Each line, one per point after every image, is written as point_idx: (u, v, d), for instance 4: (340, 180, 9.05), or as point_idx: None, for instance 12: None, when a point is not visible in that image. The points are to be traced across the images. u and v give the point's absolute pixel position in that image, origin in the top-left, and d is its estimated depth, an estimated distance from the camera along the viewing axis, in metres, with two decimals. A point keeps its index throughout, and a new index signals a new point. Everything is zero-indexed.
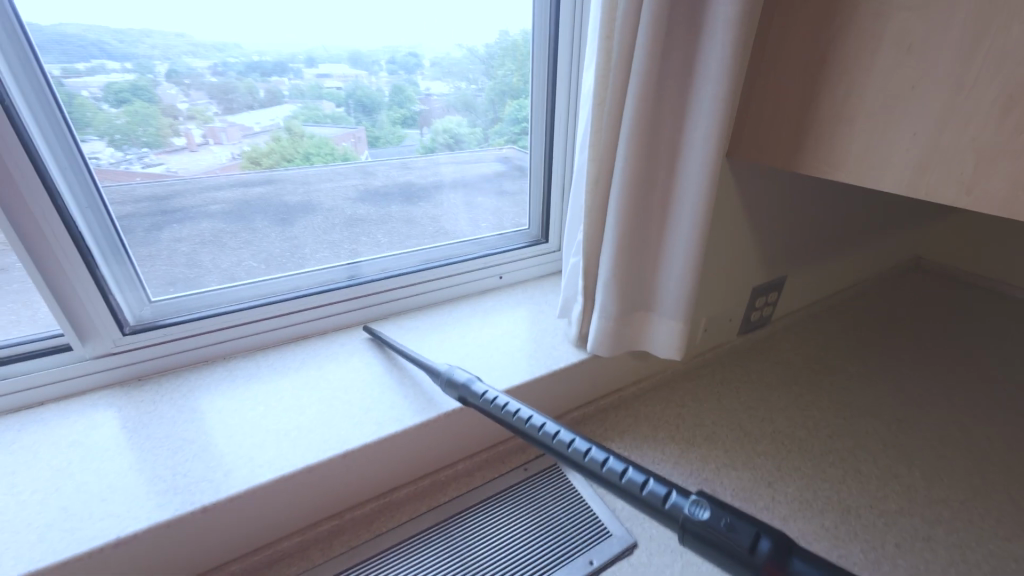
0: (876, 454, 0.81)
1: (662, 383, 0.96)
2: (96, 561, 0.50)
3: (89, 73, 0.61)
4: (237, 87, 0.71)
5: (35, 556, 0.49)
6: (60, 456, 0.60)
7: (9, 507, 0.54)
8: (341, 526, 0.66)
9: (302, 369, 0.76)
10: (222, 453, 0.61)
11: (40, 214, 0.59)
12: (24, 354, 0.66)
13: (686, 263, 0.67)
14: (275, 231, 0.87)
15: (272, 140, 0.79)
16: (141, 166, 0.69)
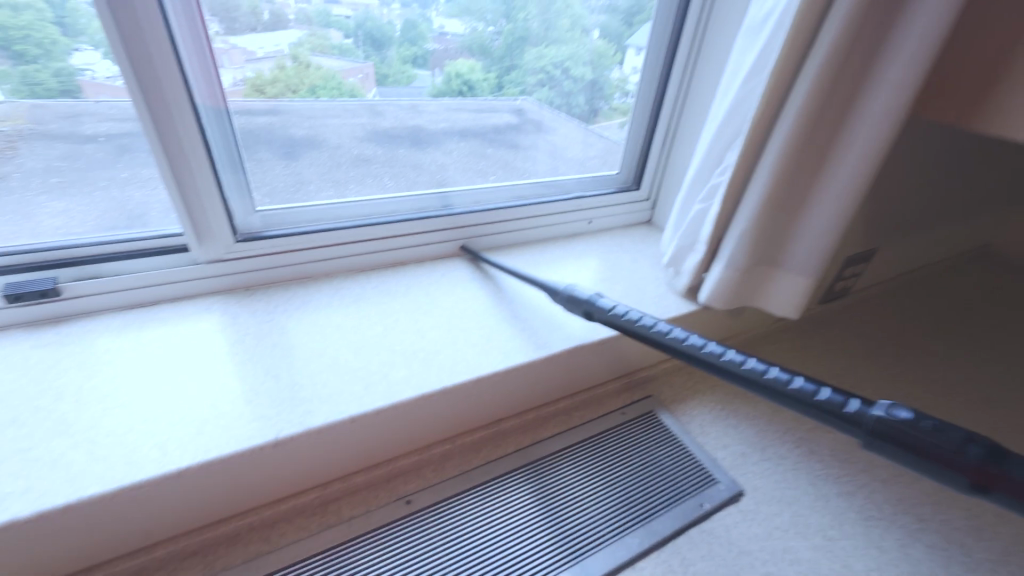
0: (965, 429, 0.82)
1: (746, 343, 0.95)
2: (252, 459, 0.50)
3: None
4: (240, 4, 0.60)
5: (193, 452, 0.48)
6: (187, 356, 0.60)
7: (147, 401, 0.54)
8: (452, 450, 0.66)
9: (410, 295, 0.75)
10: (354, 367, 0.60)
11: (175, 108, 0.58)
12: (141, 253, 0.65)
13: (834, 220, 0.63)
14: (279, 165, 0.73)
15: (277, 69, 0.67)
16: None
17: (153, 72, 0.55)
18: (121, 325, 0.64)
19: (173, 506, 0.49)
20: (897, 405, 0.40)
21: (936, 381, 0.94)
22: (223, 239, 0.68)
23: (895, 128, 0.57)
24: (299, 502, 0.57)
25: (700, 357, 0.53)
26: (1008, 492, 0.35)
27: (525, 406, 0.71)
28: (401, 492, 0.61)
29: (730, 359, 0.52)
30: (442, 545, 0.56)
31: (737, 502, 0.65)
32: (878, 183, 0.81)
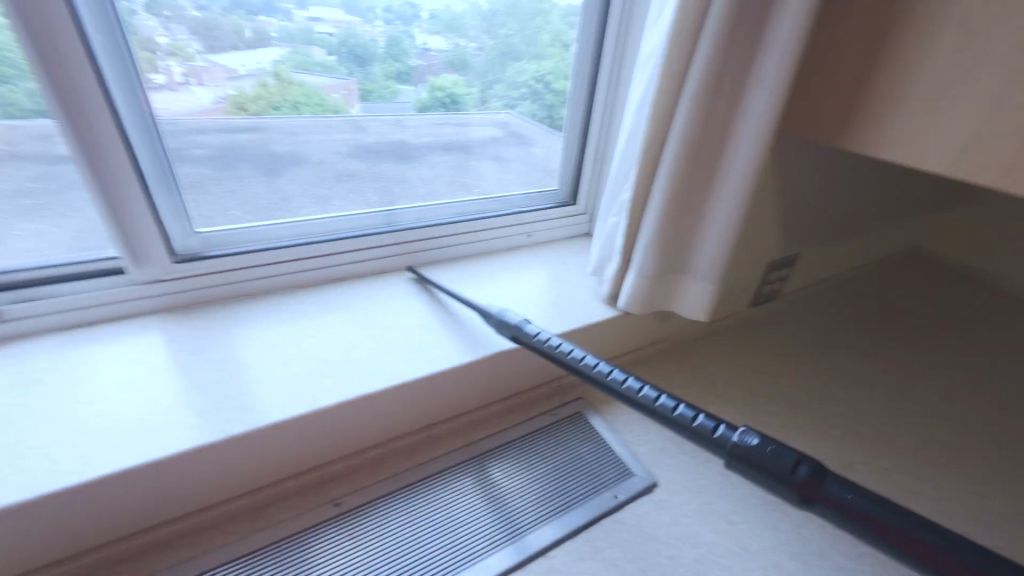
0: (872, 420, 0.89)
1: (678, 347, 1.01)
2: (176, 466, 0.54)
3: None
4: (221, 25, 0.68)
5: (121, 461, 0.52)
6: (123, 372, 0.63)
7: (83, 415, 0.57)
8: (383, 455, 0.70)
9: (346, 310, 0.79)
10: (283, 379, 0.64)
11: (100, 133, 0.61)
12: (78, 275, 0.68)
13: (727, 229, 0.70)
14: (261, 182, 0.81)
15: (258, 86, 0.75)
16: None
17: (77, 97, 0.58)
18: (58, 345, 0.67)
19: (96, 515, 0.52)
20: (752, 432, 0.48)
21: (852, 376, 1.00)
22: (161, 260, 0.72)
23: (765, 148, 0.64)
24: (227, 509, 0.60)
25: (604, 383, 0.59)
26: (827, 503, 0.44)
27: (456, 411, 0.76)
28: (330, 495, 0.64)
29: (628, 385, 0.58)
30: (364, 543, 0.60)
31: (651, 493, 0.70)
32: (781, 195, 0.89)
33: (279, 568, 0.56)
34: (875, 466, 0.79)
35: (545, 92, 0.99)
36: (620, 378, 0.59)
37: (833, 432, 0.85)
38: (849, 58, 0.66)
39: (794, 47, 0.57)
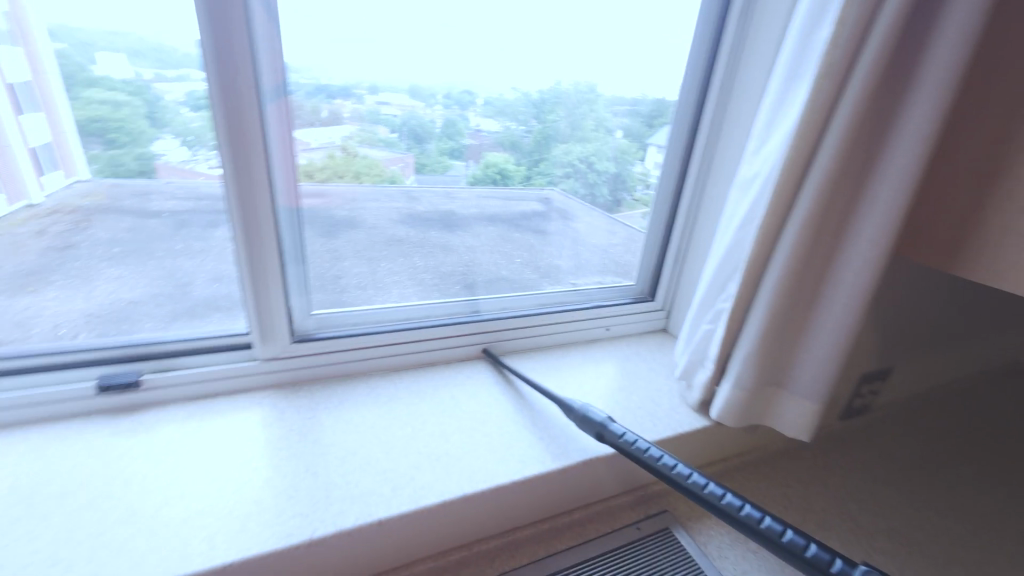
0: (1006, 568, 0.77)
1: (764, 458, 0.95)
2: (287, 557, 0.54)
3: (177, 80, 0.62)
4: (304, 107, 0.70)
5: (244, 546, 0.53)
6: (242, 449, 0.67)
7: (208, 491, 0.60)
8: (467, 558, 0.67)
9: (437, 398, 0.82)
10: (385, 468, 0.65)
11: (264, 223, 0.69)
12: (213, 350, 0.76)
13: (832, 350, 0.69)
14: (319, 243, 0.81)
15: (328, 157, 0.76)
16: (206, 167, 0.67)
17: (251, 190, 0.67)
18: (185, 415, 0.72)
19: None
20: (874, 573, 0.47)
21: (974, 510, 0.88)
22: (281, 340, 0.78)
23: (876, 273, 0.64)
24: None
25: (699, 496, 0.58)
26: None
27: (541, 515, 0.73)
28: None
29: (729, 502, 0.57)
30: None
31: None
32: (874, 307, 0.88)
33: None
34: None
35: (587, 171, 1.02)
36: (719, 493, 0.58)
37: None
38: (952, 190, 0.67)
39: (907, 184, 0.60)
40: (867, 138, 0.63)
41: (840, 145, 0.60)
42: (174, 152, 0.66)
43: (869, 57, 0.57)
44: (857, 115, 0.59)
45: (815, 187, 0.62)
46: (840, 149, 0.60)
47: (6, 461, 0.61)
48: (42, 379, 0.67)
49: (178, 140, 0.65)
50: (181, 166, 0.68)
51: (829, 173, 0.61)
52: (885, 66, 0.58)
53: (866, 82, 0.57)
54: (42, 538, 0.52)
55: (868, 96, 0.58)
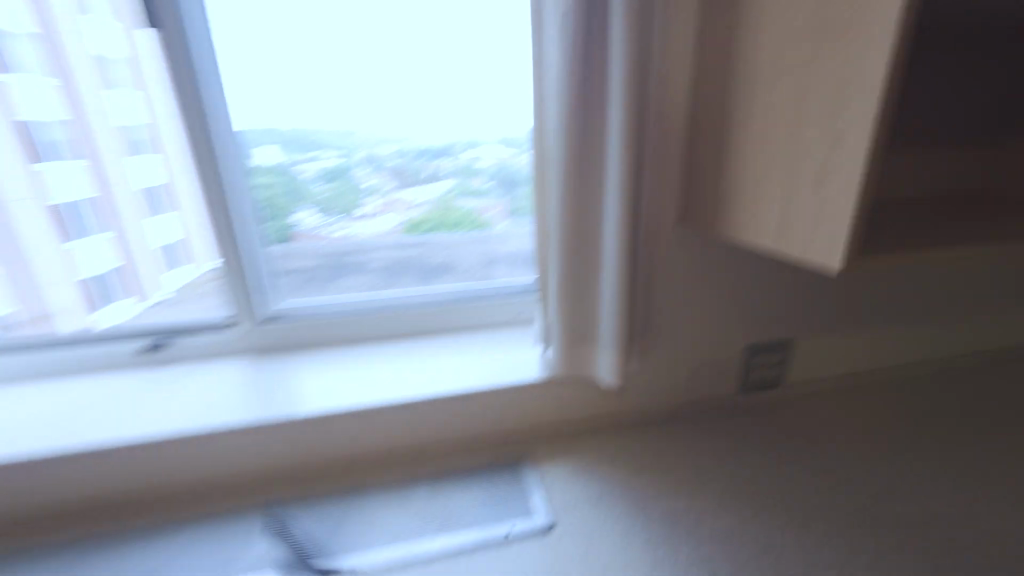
0: (836, 515, 0.78)
1: (644, 421, 1.04)
2: (207, 438, 0.85)
3: (309, 162, 1.07)
4: (409, 168, 1.12)
5: (185, 424, 0.86)
6: (206, 381, 1.00)
7: (179, 401, 0.94)
8: (349, 468, 0.93)
9: (353, 359, 1.08)
10: (288, 396, 0.93)
11: (228, 235, 1.00)
12: (205, 327, 1.09)
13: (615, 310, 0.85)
14: (420, 283, 1.19)
15: (428, 211, 1.17)
16: (330, 231, 1.14)
17: (218, 215, 0.98)
18: (182, 370, 1.06)
19: (170, 464, 0.86)
20: None
21: (841, 468, 0.89)
22: (250, 319, 1.08)
23: (623, 239, 0.80)
24: (238, 483, 0.89)
25: None
26: None
27: (409, 446, 0.94)
28: (301, 487, 0.90)
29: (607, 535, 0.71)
30: (310, 528, 0.81)
31: (545, 538, 0.77)
32: (717, 276, 0.97)
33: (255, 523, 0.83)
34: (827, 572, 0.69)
35: None
36: None
37: (785, 520, 0.78)
38: (704, 165, 0.80)
39: (622, 167, 0.76)
40: (592, 136, 0.79)
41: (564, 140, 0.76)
42: (306, 220, 1.11)
43: (560, 71, 0.72)
44: (571, 116, 0.75)
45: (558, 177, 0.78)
46: (567, 146, 0.76)
47: (86, 385, 1.03)
48: (106, 342, 1.08)
49: (311, 210, 1.11)
50: (311, 230, 1.13)
51: (566, 164, 0.77)
52: (582, 77, 0.74)
53: (566, 89, 0.73)
54: (87, 419, 0.90)
55: (574, 98, 0.73)
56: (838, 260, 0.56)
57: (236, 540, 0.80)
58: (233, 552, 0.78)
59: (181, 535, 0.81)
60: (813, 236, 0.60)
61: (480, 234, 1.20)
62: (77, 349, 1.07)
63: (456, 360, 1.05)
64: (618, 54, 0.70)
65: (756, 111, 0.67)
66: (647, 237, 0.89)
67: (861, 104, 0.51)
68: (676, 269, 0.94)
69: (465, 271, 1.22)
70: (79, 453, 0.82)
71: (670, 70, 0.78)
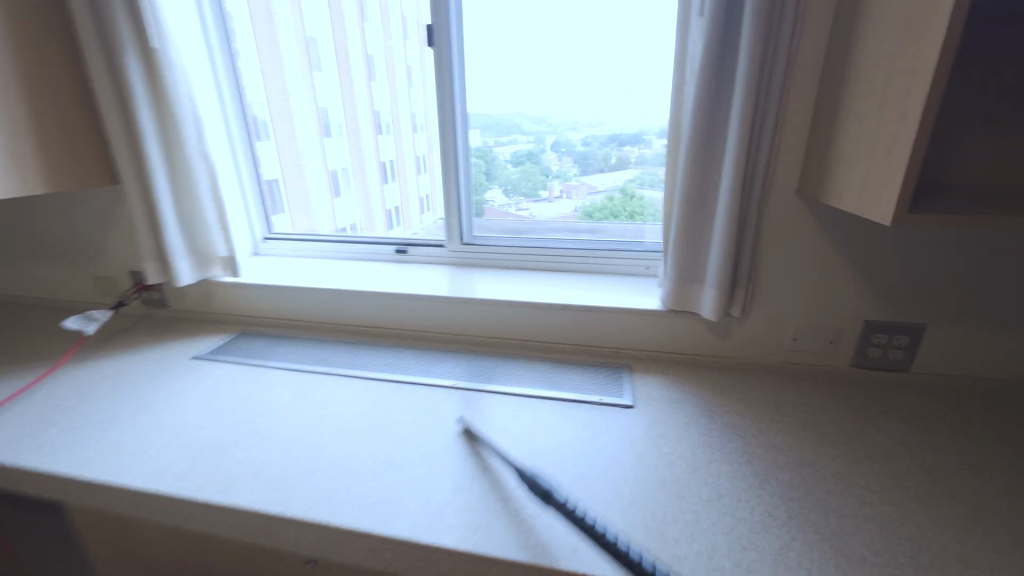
0: (897, 461, 0.86)
1: (741, 369, 1.19)
2: (425, 300, 1.37)
3: (505, 146, 1.50)
4: (598, 154, 1.44)
5: (414, 290, 1.39)
6: (428, 276, 1.55)
7: (411, 283, 1.48)
8: (502, 343, 1.35)
9: (517, 279, 1.50)
10: (474, 289, 1.40)
11: (453, 177, 1.50)
12: (430, 244, 1.65)
13: (719, 259, 1.05)
14: (580, 243, 1.52)
15: (606, 198, 1.48)
16: (518, 208, 1.56)
17: (447, 163, 1.48)
18: (414, 268, 1.63)
19: (403, 314, 1.41)
20: None
21: (930, 438, 0.92)
22: (457, 240, 1.59)
23: (733, 194, 0.99)
24: (436, 336, 1.40)
25: None
26: None
27: (541, 337, 1.32)
28: (473, 347, 1.36)
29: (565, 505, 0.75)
30: (476, 369, 1.26)
31: (628, 411, 1.05)
32: (831, 247, 1.06)
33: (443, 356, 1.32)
34: (860, 489, 0.80)
35: None
36: None
37: (838, 455, 0.88)
38: (821, 141, 0.93)
39: (739, 136, 0.95)
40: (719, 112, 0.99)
41: (694, 113, 0.98)
42: (498, 199, 1.57)
43: (697, 64, 0.96)
44: (702, 95, 0.96)
45: (686, 145, 1.01)
46: (695, 118, 0.98)
47: (362, 266, 1.67)
48: (376, 243, 1.71)
49: (501, 190, 1.56)
50: (502, 207, 1.57)
51: (693, 133, 0.99)
52: (716, 63, 0.95)
53: (699, 78, 0.96)
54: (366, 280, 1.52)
55: (705, 85, 0.96)
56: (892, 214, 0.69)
57: (434, 361, 1.29)
58: (432, 367, 1.27)
59: (405, 352, 1.34)
60: (879, 195, 0.73)
61: (642, 227, 1.48)
62: (359, 246, 1.72)
63: (589, 290, 1.37)
64: (747, 43, 0.90)
65: (862, 94, 0.80)
66: (763, 202, 1.04)
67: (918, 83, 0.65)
68: (790, 233, 1.06)
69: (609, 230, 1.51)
70: (362, 294, 1.41)
71: (796, 60, 0.93)
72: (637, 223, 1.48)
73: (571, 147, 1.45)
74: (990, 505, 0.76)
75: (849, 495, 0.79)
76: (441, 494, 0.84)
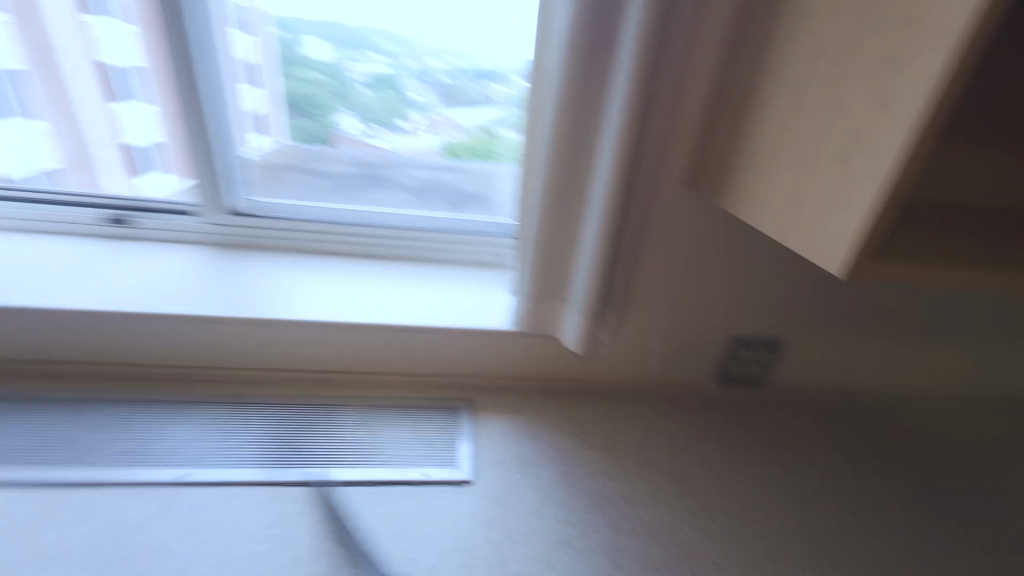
0: (771, 530, 0.74)
1: (608, 395, 0.96)
2: (142, 319, 0.81)
3: (358, 63, 0.97)
4: (461, 87, 0.99)
5: (116, 304, 0.82)
6: (154, 267, 0.92)
7: (111, 290, 0.85)
8: (287, 379, 0.89)
9: (315, 272, 0.98)
10: (240, 300, 0.86)
11: (193, 101, 0.85)
12: (166, 212, 0.99)
13: (590, 273, 0.76)
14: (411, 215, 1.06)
15: (470, 135, 1.04)
16: (371, 139, 1.06)
17: (181, 74, 0.83)
18: (127, 249, 0.96)
19: (101, 342, 0.83)
20: None
21: (795, 485, 0.82)
22: (216, 210, 0.98)
23: (614, 187, 0.69)
24: (170, 373, 0.86)
25: None
26: None
27: (345, 367, 0.90)
28: (236, 390, 0.86)
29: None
30: (232, 433, 0.77)
31: (464, 491, 0.74)
32: (715, 257, 0.85)
33: (179, 407, 0.81)
34: None
35: None
36: None
37: (714, 532, 0.72)
38: (728, 119, 0.66)
39: (630, 100, 0.63)
40: (602, 56, 0.65)
41: (567, 54, 0.63)
42: (348, 125, 1.04)
43: None
44: (580, 28, 0.61)
45: (555, 105, 0.67)
46: (568, 64, 0.63)
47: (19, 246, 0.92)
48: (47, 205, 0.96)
49: (356, 117, 1.03)
50: (351, 135, 1.05)
51: (564, 87, 0.65)
52: None
53: None
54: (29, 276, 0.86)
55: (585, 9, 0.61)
56: (845, 262, 0.46)
57: (156, 426, 0.77)
58: (151, 441, 0.75)
59: (105, 411, 0.79)
60: (823, 226, 0.49)
61: (488, 167, 1.06)
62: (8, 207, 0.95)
63: (424, 295, 0.96)
64: None
65: (802, 57, 0.53)
66: (647, 195, 0.76)
67: (928, 71, 0.39)
68: (673, 235, 0.82)
69: (449, 193, 1.09)
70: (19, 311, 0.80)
71: None
72: (484, 163, 1.06)
73: (434, 77, 0.99)
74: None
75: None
76: None
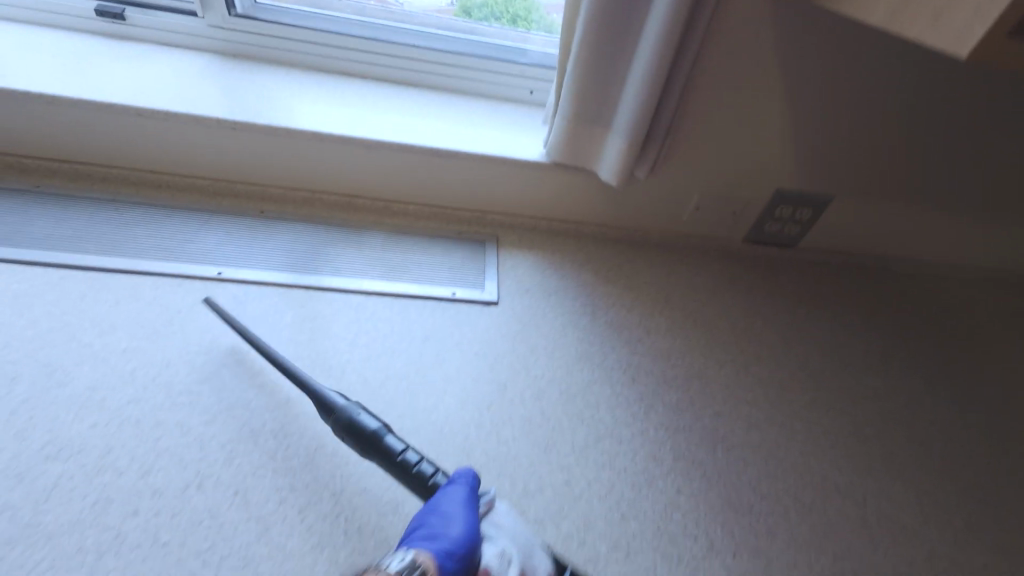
0: (778, 366, 0.76)
1: (631, 242, 0.94)
2: (153, 115, 0.75)
3: None
4: None
5: (118, 98, 0.74)
6: (157, 67, 0.83)
7: (107, 87, 0.76)
8: (311, 200, 0.86)
9: (331, 88, 0.90)
10: (254, 107, 0.80)
11: None
12: (162, 7, 0.88)
13: (638, 100, 0.70)
14: (437, 39, 0.94)
15: None
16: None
17: None
18: (125, 50, 0.86)
19: (110, 140, 0.78)
20: None
21: (808, 334, 0.83)
22: (221, 9, 0.86)
23: None
24: (191, 182, 0.83)
25: None
26: None
27: (368, 193, 0.87)
28: (261, 206, 0.84)
29: (419, 471, 0.47)
30: (259, 246, 0.77)
31: (489, 309, 0.76)
32: (778, 85, 0.77)
33: (205, 215, 0.80)
34: (747, 409, 0.69)
35: None
36: None
37: (724, 361, 0.75)
38: None
39: None
40: None
41: None
42: None
43: None
44: None
45: None
46: None
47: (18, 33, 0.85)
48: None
49: None
50: None
51: None
52: None
53: None
54: (27, 60, 0.78)
55: None
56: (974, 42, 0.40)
57: (184, 228, 0.76)
58: (166, 262, 0.72)
59: (128, 212, 0.77)
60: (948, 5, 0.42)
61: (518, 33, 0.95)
62: None
63: (448, 122, 0.88)
64: None
65: None
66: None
67: None
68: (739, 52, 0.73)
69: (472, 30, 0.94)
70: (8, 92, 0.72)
71: None
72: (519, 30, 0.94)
73: None
74: (865, 418, 0.72)
75: (737, 418, 0.67)
76: (166, 497, 0.48)
